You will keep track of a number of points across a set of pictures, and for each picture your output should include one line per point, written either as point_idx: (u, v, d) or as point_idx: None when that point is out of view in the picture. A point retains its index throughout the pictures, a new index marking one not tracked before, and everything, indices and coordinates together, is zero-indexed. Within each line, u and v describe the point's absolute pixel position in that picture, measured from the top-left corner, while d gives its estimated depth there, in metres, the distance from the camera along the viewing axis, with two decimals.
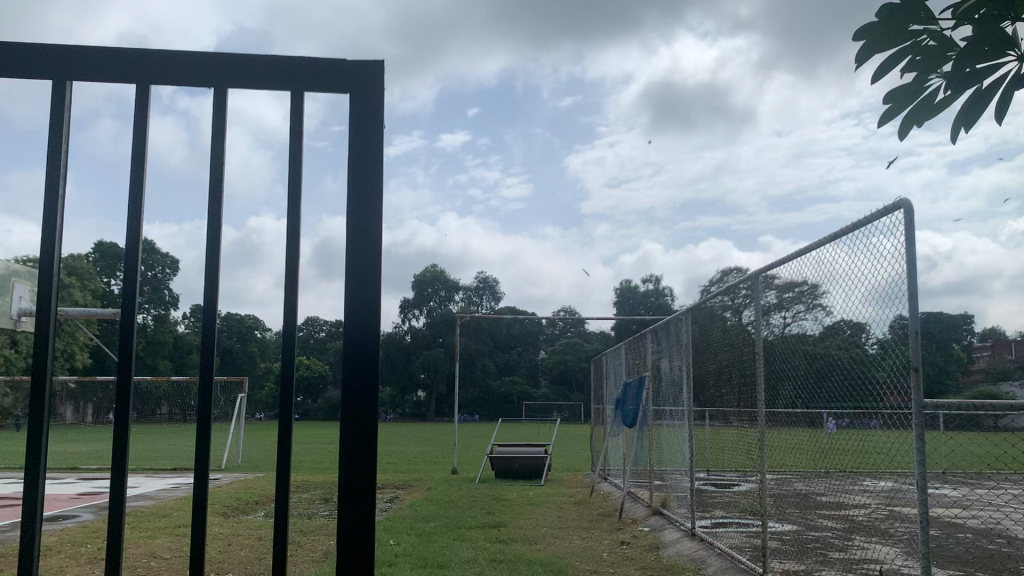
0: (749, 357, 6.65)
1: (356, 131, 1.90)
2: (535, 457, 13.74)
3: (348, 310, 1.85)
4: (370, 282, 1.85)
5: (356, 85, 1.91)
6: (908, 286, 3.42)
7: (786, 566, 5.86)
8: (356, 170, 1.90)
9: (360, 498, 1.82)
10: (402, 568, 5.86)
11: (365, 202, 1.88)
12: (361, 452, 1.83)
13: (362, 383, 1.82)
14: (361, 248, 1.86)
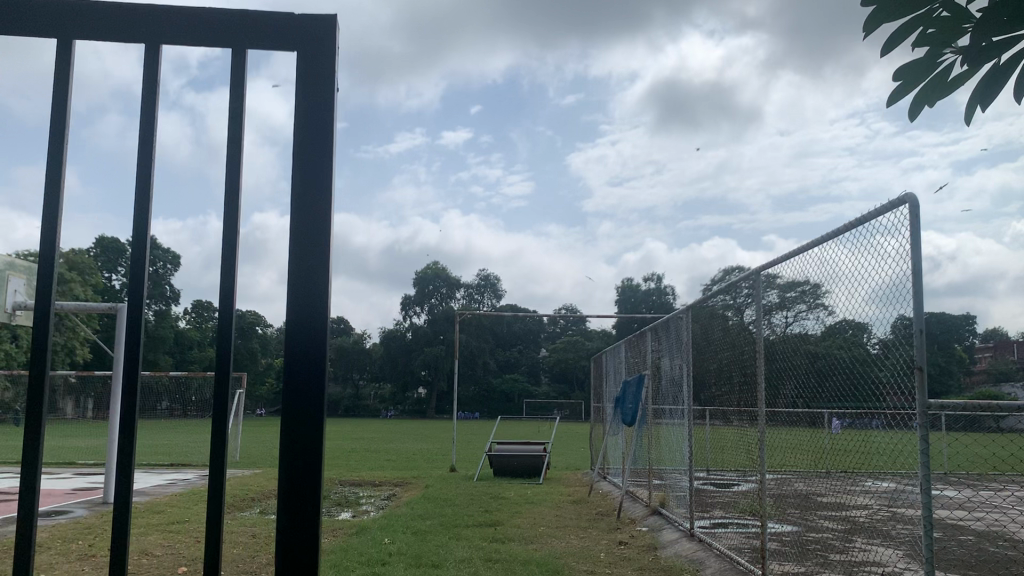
0: (750, 356, 6.56)
1: (303, 93, 1.76)
2: (534, 455, 13.65)
3: (293, 293, 1.70)
4: (317, 259, 1.71)
5: (306, 44, 1.78)
6: (914, 284, 3.33)
7: (785, 568, 5.75)
8: (303, 132, 1.75)
9: (301, 506, 1.67)
10: (395, 568, 5.78)
11: (314, 167, 1.74)
12: (300, 458, 1.67)
13: (305, 377, 1.68)
14: (309, 219, 1.72)
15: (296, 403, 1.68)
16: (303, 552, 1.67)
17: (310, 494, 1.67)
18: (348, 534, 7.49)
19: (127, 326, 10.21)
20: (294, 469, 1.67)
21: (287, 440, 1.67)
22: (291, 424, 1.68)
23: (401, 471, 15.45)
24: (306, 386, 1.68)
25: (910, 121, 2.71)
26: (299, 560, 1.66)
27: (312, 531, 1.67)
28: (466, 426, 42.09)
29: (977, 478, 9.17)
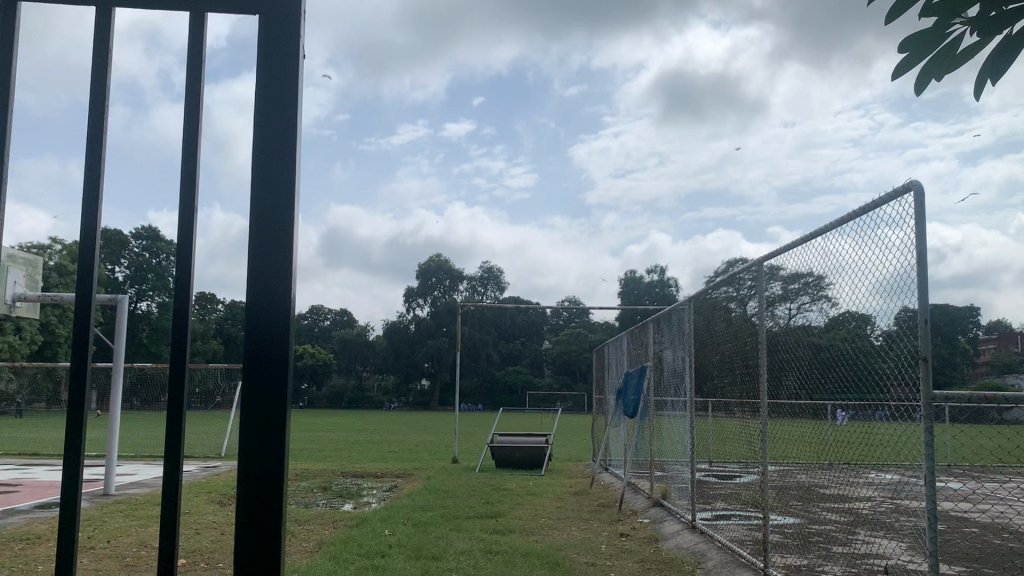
0: (752, 348, 6.51)
1: (265, 56, 1.78)
2: (537, 446, 13.60)
3: (253, 266, 1.71)
4: (280, 225, 1.74)
5: (268, 12, 1.79)
6: (920, 274, 3.26)
7: (787, 561, 5.69)
8: (265, 96, 1.76)
9: (261, 503, 1.67)
10: (395, 560, 5.74)
11: (274, 137, 1.75)
12: (259, 454, 1.67)
13: (268, 360, 1.69)
14: (271, 186, 1.74)
15: (256, 388, 1.68)
16: (262, 553, 1.66)
17: (274, 486, 1.67)
18: (348, 526, 7.45)
19: (127, 315, 10.19)
20: (256, 460, 1.66)
21: (246, 431, 1.67)
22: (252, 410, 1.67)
23: (404, 462, 15.42)
24: (267, 367, 1.69)
25: (915, 97, 2.51)
26: (261, 559, 1.65)
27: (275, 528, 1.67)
28: (469, 418, 42.04)
29: (983, 470, 9.09)
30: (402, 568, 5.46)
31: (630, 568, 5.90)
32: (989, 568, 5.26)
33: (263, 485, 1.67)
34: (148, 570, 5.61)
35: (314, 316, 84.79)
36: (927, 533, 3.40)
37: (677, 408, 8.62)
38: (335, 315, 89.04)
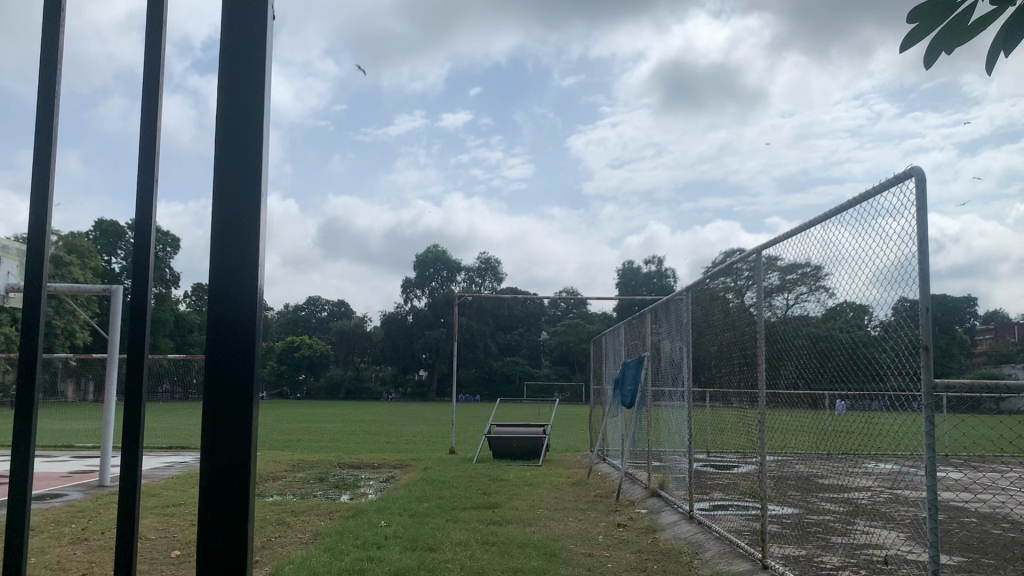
0: (750, 339, 6.47)
1: (232, 56, 1.91)
2: (534, 437, 13.58)
3: (216, 258, 1.85)
4: (243, 222, 1.86)
5: (235, 29, 1.92)
6: (920, 262, 3.22)
7: (786, 551, 5.65)
8: (229, 93, 1.89)
9: (223, 494, 1.79)
10: (391, 551, 5.71)
11: (240, 145, 1.88)
12: (223, 446, 1.79)
13: (234, 357, 1.82)
14: (234, 180, 1.87)
15: (222, 387, 1.81)
16: (228, 548, 1.78)
17: (238, 478, 1.79)
18: (344, 517, 7.42)
19: (123, 307, 10.02)
20: (219, 454, 1.79)
21: (210, 428, 1.80)
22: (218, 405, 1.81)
23: (401, 453, 15.39)
24: (229, 361, 1.82)
25: (926, 69, 2.46)
26: (230, 554, 1.78)
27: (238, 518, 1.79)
28: (469, 408, 42.01)
29: (979, 459, 9.10)
30: (398, 559, 5.42)
31: (627, 559, 5.85)
32: (989, 558, 5.24)
33: (227, 478, 1.79)
34: (142, 561, 5.57)
35: (312, 308, 84.58)
36: (928, 525, 3.35)
37: (675, 398, 8.56)
38: (332, 305, 88.77)
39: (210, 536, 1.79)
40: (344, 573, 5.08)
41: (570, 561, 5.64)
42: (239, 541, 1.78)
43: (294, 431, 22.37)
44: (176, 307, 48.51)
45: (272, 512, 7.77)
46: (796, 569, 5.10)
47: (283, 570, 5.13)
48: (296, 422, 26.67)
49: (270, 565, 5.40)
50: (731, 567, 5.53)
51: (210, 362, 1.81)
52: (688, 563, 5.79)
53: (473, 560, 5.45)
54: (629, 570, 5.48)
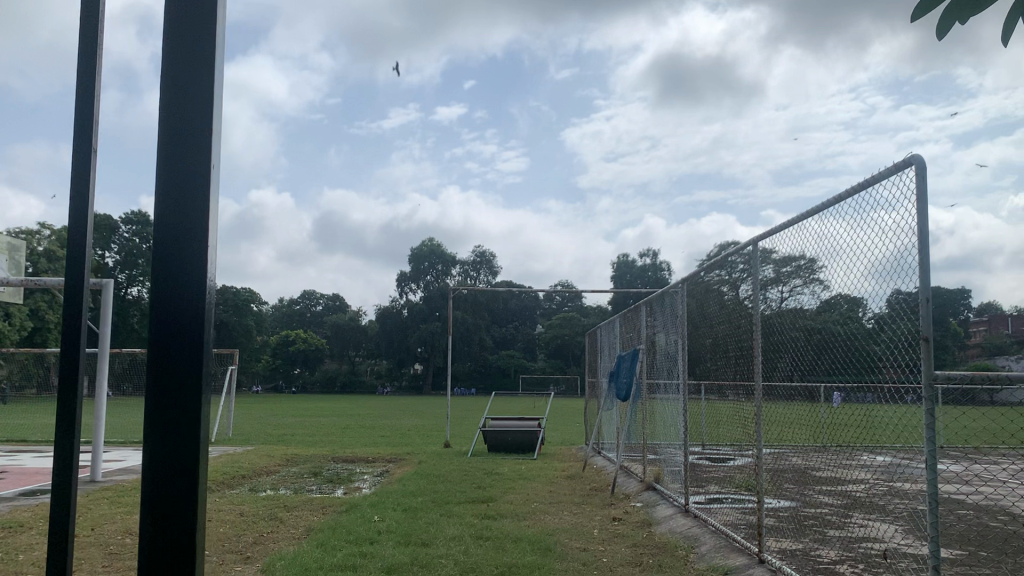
0: (747, 332, 6.38)
1: (182, 89, 2.21)
2: (530, 431, 13.51)
3: (169, 265, 2.16)
4: (191, 237, 2.17)
5: (185, 66, 2.22)
6: (920, 252, 3.16)
7: (782, 544, 5.59)
8: (179, 122, 2.20)
9: (172, 478, 2.08)
10: (384, 546, 5.63)
11: (189, 156, 2.19)
12: (171, 438, 2.09)
13: (179, 347, 2.13)
14: (184, 199, 2.18)
15: (170, 384, 2.11)
16: (175, 524, 2.07)
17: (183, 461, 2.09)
18: (337, 512, 7.35)
19: (114, 302, 9.88)
20: (167, 441, 2.09)
21: (156, 421, 2.10)
22: (168, 391, 2.11)
23: (396, 448, 15.33)
24: (173, 361, 2.12)
25: (937, 41, 2.40)
26: (176, 530, 2.07)
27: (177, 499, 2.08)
28: (463, 402, 41.92)
29: (974, 452, 9.07)
30: (391, 555, 5.36)
31: (623, 553, 5.79)
32: (987, 551, 5.21)
33: (175, 468, 2.09)
34: (133, 558, 5.49)
35: (307, 302, 84.29)
36: (929, 520, 3.29)
37: (671, 390, 8.49)
38: (328, 300, 88.50)
39: (157, 512, 2.08)
40: (337, 569, 5.01)
41: (566, 556, 5.59)
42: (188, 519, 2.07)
43: (290, 426, 22.29)
44: None
45: (264, 507, 7.71)
46: (793, 563, 5.00)
47: (275, 568, 5.03)
48: (291, 417, 26.59)
49: (261, 563, 5.31)
50: (728, 561, 5.44)
51: (161, 357, 2.12)
52: (684, 558, 5.73)
53: (467, 556, 5.39)
54: (625, 565, 5.43)
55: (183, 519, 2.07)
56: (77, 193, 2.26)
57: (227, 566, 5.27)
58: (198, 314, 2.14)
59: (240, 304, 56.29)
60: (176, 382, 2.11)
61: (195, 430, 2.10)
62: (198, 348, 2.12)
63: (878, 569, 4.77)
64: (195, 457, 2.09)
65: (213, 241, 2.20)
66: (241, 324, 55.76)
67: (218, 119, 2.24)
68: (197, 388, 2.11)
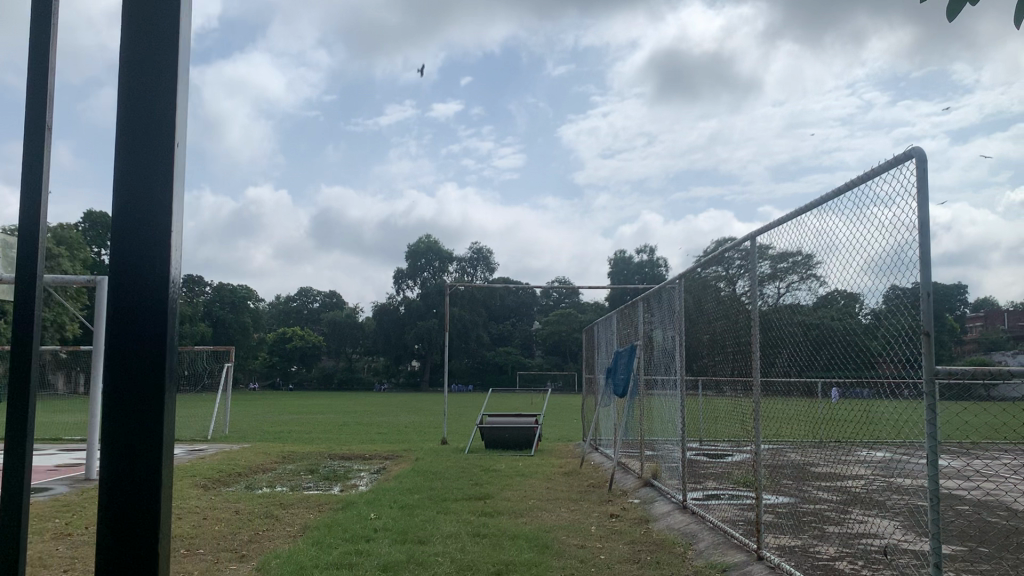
0: (744, 328, 6.32)
1: (144, 70, 2.09)
2: (527, 427, 13.48)
3: (128, 256, 2.03)
4: (153, 226, 2.04)
5: (147, 47, 2.10)
6: (921, 245, 3.12)
7: (781, 541, 5.56)
8: (140, 105, 2.07)
9: (132, 482, 1.96)
10: (380, 544, 5.60)
11: (151, 142, 2.06)
12: (131, 440, 1.97)
13: (140, 345, 2.00)
14: (145, 186, 2.05)
15: (130, 383, 1.99)
16: (136, 530, 1.95)
17: (145, 464, 1.96)
18: (334, 510, 7.31)
19: (108, 299, 9.81)
20: (127, 442, 1.97)
21: (114, 422, 1.97)
22: (128, 389, 1.99)
23: (392, 445, 15.29)
24: (133, 359, 1.99)
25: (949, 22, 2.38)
26: (137, 538, 1.94)
27: (138, 504, 1.95)
28: (461, 398, 41.92)
29: (971, 446, 9.05)
30: (387, 552, 5.32)
31: (621, 551, 5.75)
32: (985, 547, 5.19)
33: (137, 471, 1.96)
34: None
35: (304, 299, 84.23)
36: (930, 516, 3.26)
37: (668, 387, 8.46)
38: (325, 297, 88.47)
39: (116, 519, 1.95)
40: (333, 566, 4.98)
41: (563, 553, 5.55)
42: (149, 526, 1.94)
43: (287, 422, 22.27)
44: None
45: (259, 505, 7.66)
46: (793, 560, 4.96)
47: (270, 566, 4.99)
48: (288, 414, 26.59)
49: (256, 561, 5.27)
50: (726, 558, 5.40)
51: (119, 355, 1.99)
52: (682, 555, 5.69)
53: (464, 553, 5.36)
54: (623, 562, 5.39)
55: (145, 527, 1.94)
56: (30, 180, 2.11)
57: (223, 564, 5.23)
58: (160, 310, 2.01)
59: (237, 301, 56.24)
60: (136, 380, 1.99)
61: (157, 432, 1.97)
62: (159, 344, 2.00)
63: (877, 566, 4.73)
64: (157, 460, 1.96)
65: (177, 227, 2.08)
66: (238, 322, 55.72)
67: (185, 99, 2.13)
68: (160, 387, 1.99)
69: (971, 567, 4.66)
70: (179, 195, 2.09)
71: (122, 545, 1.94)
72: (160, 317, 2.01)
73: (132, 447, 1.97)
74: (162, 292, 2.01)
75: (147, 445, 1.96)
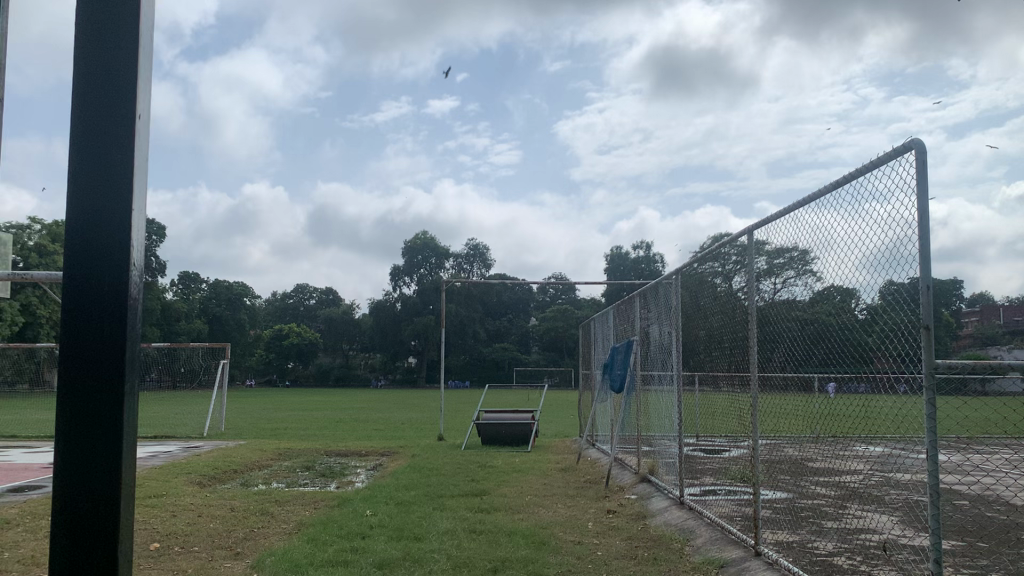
0: (741, 324, 6.28)
1: (102, 67, 2.14)
2: (523, 423, 13.46)
3: (87, 248, 2.10)
4: (113, 219, 2.11)
5: (105, 43, 2.16)
6: (920, 238, 3.09)
7: (779, 536, 5.54)
8: (100, 101, 2.13)
9: (90, 466, 2.03)
10: (376, 541, 5.57)
11: (109, 137, 2.12)
12: (90, 426, 2.04)
13: (99, 334, 2.07)
14: (104, 180, 2.12)
15: (88, 371, 2.06)
16: (94, 513, 2.01)
17: (103, 449, 2.03)
18: (329, 506, 7.28)
19: None
20: (85, 429, 2.03)
21: (72, 409, 2.04)
22: (86, 381, 2.05)
23: (389, 441, 15.26)
24: (92, 349, 2.06)
25: None
26: (95, 519, 2.01)
27: (97, 488, 2.02)
28: (457, 394, 41.83)
29: (968, 441, 9.05)
30: (383, 550, 5.28)
31: (617, 547, 5.73)
32: (983, 541, 5.18)
33: (96, 456, 2.03)
34: None
35: (300, 296, 84.08)
36: (930, 512, 3.24)
37: (664, 382, 8.43)
38: (321, 294, 88.34)
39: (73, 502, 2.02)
40: (329, 564, 4.94)
41: (560, 549, 5.52)
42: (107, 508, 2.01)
43: (284, 420, 22.23)
44: (162, 295, 48.28)
45: (255, 502, 7.62)
46: (791, 555, 4.94)
47: (264, 564, 4.95)
48: (285, 411, 26.56)
49: (251, 559, 5.21)
50: (724, 554, 5.37)
51: (79, 344, 2.06)
52: (680, 551, 5.68)
53: (460, 550, 5.32)
54: (620, 558, 5.38)
55: (102, 509, 2.01)
56: None
57: (217, 562, 5.19)
58: (121, 301, 2.08)
59: (233, 298, 56.19)
60: (93, 368, 2.05)
61: (116, 418, 2.04)
62: (118, 334, 2.07)
63: (876, 561, 4.71)
64: (117, 446, 2.04)
65: (139, 203, 2.16)
66: (234, 319, 55.66)
67: (145, 78, 2.20)
68: (119, 375, 2.05)
69: (970, 562, 4.65)
70: (140, 172, 2.17)
71: (80, 527, 2.01)
72: (119, 307, 2.08)
73: (91, 432, 2.04)
74: (122, 283, 2.08)
75: (105, 430, 2.03)
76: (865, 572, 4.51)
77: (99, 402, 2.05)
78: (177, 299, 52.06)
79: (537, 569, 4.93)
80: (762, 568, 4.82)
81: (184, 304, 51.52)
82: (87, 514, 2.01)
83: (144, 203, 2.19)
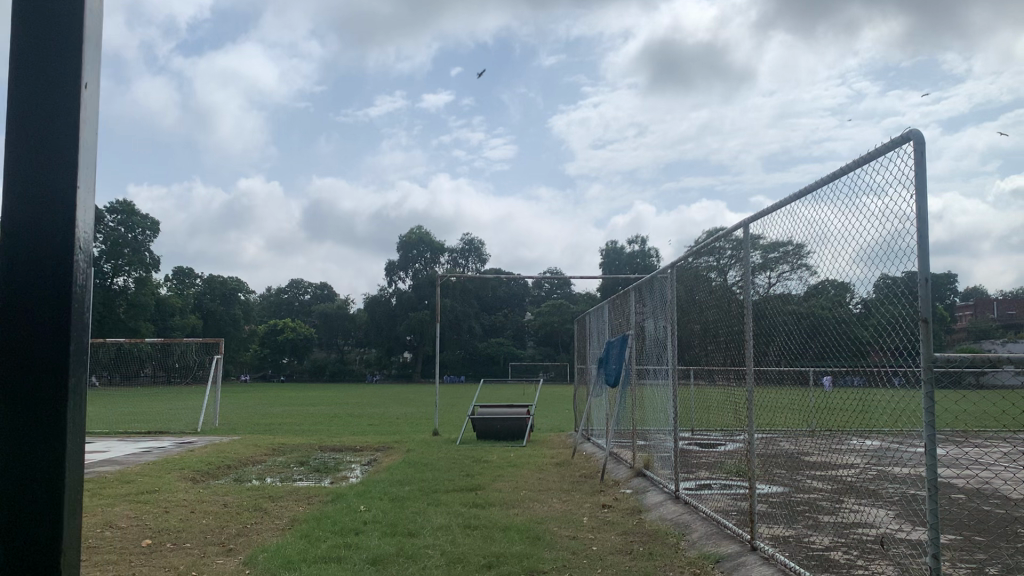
0: (737, 318, 6.23)
1: (42, 24, 1.90)
2: (519, 417, 13.41)
3: (25, 228, 1.87)
4: (53, 195, 1.88)
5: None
6: (919, 229, 3.05)
7: (776, 530, 5.52)
8: (42, 64, 1.90)
9: (25, 473, 1.80)
10: (369, 537, 5.54)
11: (51, 104, 1.89)
12: (27, 427, 1.81)
13: (37, 325, 1.85)
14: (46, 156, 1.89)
15: (23, 366, 1.83)
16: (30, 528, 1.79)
17: (39, 452, 1.81)
18: (323, 502, 7.24)
19: None
20: (19, 431, 1.81)
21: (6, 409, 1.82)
22: (21, 380, 1.83)
23: (384, 436, 15.21)
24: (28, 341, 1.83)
25: None
26: (30, 535, 1.79)
27: (32, 499, 1.79)
28: (454, 390, 41.81)
29: (965, 435, 9.03)
30: (377, 546, 5.24)
31: (612, 542, 5.70)
32: (980, 535, 5.15)
33: (30, 461, 1.80)
34: (110, 552, 5.33)
35: (295, 290, 84.02)
36: (929, 507, 3.19)
37: (659, 376, 8.40)
38: (316, 289, 88.25)
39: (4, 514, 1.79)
40: (321, 561, 4.90)
41: (554, 545, 5.49)
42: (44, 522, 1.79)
43: (279, 414, 22.22)
44: (156, 290, 48.22)
45: (248, 498, 7.56)
46: (787, 550, 4.91)
47: (257, 560, 4.92)
48: (281, 406, 26.54)
49: (244, 555, 5.18)
50: (719, 549, 5.32)
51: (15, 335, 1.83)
52: (675, 545, 5.64)
53: (455, 547, 5.28)
54: (615, 553, 5.34)
55: (35, 518, 1.79)
56: None
57: (210, 558, 5.14)
58: (63, 287, 1.85)
59: (227, 292, 56.13)
60: (29, 364, 1.83)
61: (57, 418, 1.82)
62: (61, 323, 1.85)
63: (872, 556, 4.67)
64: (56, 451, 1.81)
65: (86, 175, 1.94)
66: (229, 314, 55.61)
67: (92, 39, 1.96)
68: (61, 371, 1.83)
69: (967, 557, 4.61)
70: (88, 140, 1.95)
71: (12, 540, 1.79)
72: (65, 296, 1.85)
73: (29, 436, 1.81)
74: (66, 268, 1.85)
75: (42, 432, 1.81)
76: (862, 568, 4.47)
77: (37, 402, 1.82)
78: (172, 294, 52.00)
79: (532, 565, 4.89)
80: (758, 563, 4.77)
81: (179, 299, 51.45)
82: (20, 529, 1.79)
83: (91, 176, 1.96)
